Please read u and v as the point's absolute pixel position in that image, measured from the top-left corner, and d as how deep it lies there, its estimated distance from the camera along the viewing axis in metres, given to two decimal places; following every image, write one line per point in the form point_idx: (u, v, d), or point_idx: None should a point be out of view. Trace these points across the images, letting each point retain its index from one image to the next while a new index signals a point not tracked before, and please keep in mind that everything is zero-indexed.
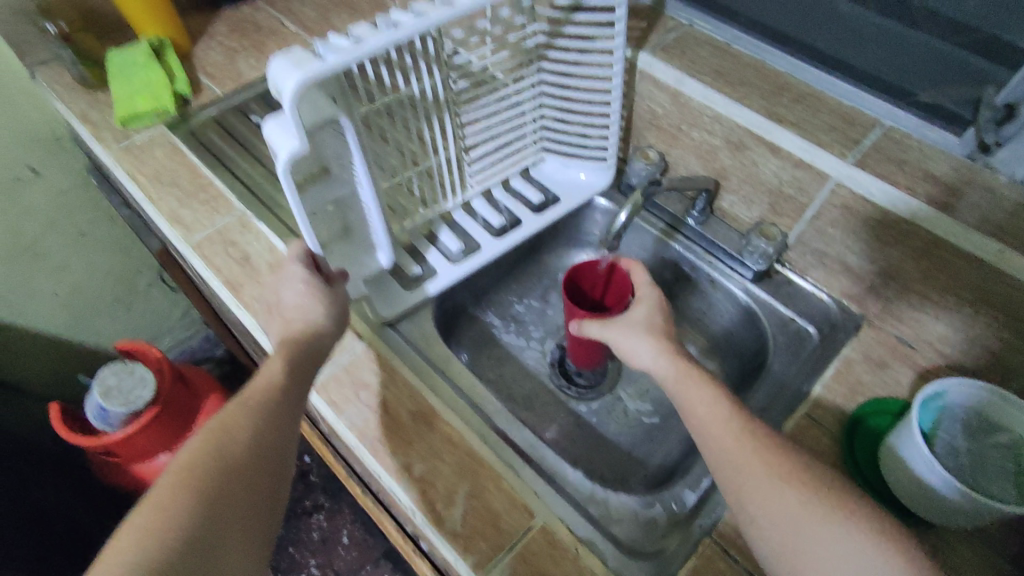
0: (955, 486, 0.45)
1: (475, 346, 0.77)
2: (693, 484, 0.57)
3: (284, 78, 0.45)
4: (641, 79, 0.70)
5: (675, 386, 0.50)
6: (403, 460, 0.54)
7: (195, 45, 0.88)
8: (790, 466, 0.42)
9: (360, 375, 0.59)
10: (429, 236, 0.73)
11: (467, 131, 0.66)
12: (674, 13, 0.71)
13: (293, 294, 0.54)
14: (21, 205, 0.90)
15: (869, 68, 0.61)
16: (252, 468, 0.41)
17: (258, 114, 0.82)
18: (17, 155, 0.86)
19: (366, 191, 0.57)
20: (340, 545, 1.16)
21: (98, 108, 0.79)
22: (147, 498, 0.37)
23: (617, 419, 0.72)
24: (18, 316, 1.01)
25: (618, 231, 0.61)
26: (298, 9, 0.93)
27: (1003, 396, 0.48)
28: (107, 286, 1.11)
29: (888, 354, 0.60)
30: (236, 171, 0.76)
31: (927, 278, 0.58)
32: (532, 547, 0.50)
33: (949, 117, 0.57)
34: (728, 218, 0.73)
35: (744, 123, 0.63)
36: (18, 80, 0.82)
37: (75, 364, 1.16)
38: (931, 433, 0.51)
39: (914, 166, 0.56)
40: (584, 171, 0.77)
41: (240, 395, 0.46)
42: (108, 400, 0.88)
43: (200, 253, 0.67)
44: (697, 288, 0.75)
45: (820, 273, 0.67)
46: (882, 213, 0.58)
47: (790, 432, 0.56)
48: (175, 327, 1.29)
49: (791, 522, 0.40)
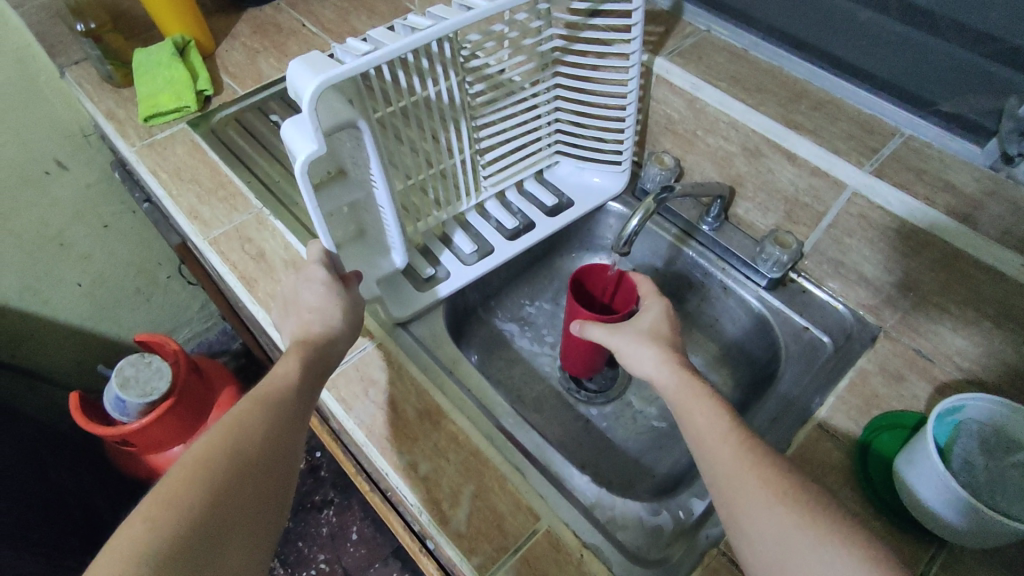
0: (966, 501, 0.44)
1: (485, 347, 0.78)
2: (700, 493, 0.56)
3: (304, 83, 0.45)
4: (657, 83, 0.69)
5: (674, 397, 0.49)
6: (409, 458, 0.55)
7: (219, 45, 0.90)
8: (789, 484, 0.41)
9: (369, 372, 0.60)
10: (443, 237, 0.73)
11: (482, 133, 0.66)
12: (691, 18, 0.71)
13: (313, 295, 0.55)
14: (47, 198, 0.93)
15: (888, 76, 0.60)
16: (263, 466, 0.42)
17: (278, 113, 0.83)
18: (45, 150, 0.89)
19: (382, 194, 0.57)
20: (348, 541, 1.17)
21: (124, 106, 0.81)
22: (159, 488, 0.38)
23: (626, 425, 0.72)
24: (42, 306, 1.04)
25: (630, 237, 0.60)
26: (319, 11, 0.94)
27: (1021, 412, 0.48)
28: (129, 279, 1.14)
29: (903, 366, 0.59)
30: (254, 169, 0.77)
31: (946, 290, 0.56)
32: (536, 550, 0.50)
33: (972, 127, 0.56)
34: (743, 226, 0.72)
35: (760, 129, 0.62)
36: (48, 77, 0.84)
37: (96, 355, 1.19)
38: (947, 448, 0.49)
39: (934, 176, 0.55)
40: (599, 174, 0.78)
41: (255, 392, 0.46)
42: (126, 391, 0.89)
43: (217, 248, 0.68)
44: (710, 295, 0.75)
45: (836, 283, 0.66)
46: (900, 224, 0.57)
47: (801, 444, 0.56)
48: (194, 320, 1.32)
49: (781, 538, 0.39)
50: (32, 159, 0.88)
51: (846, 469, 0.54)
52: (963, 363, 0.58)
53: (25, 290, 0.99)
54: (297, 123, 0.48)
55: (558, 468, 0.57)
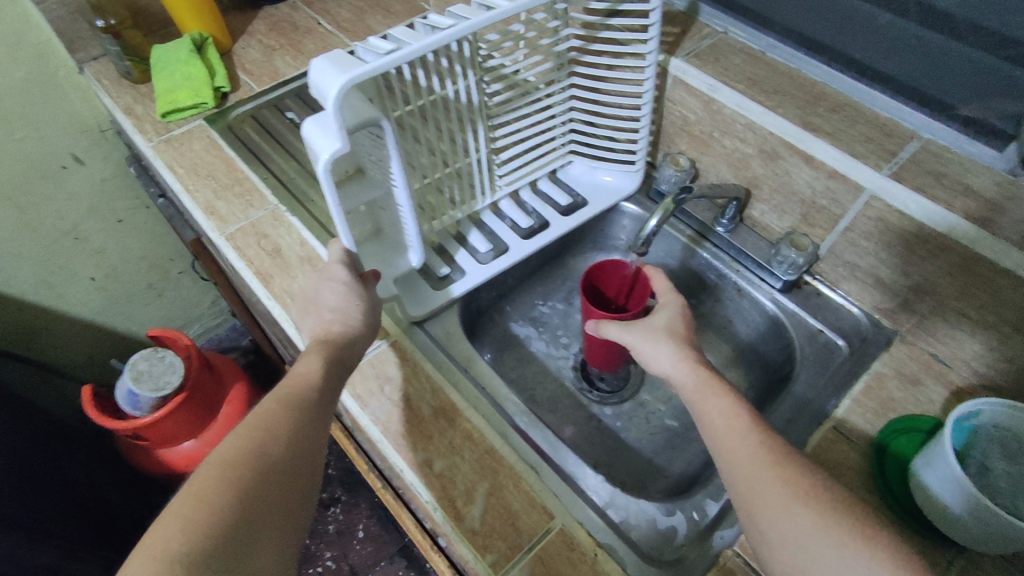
0: (983, 506, 0.44)
1: (498, 346, 0.78)
2: (715, 494, 0.56)
3: (328, 81, 0.45)
4: (673, 84, 0.70)
5: (692, 395, 0.49)
6: (424, 455, 0.55)
7: (236, 43, 0.91)
8: (808, 483, 0.41)
9: (384, 369, 0.60)
10: (457, 236, 0.74)
11: (498, 132, 0.67)
12: (708, 19, 0.71)
13: (333, 295, 0.55)
14: (64, 193, 0.94)
15: (908, 80, 0.60)
16: (288, 464, 0.42)
17: (294, 111, 0.83)
18: (63, 145, 0.89)
19: (400, 192, 0.57)
20: (355, 539, 1.17)
21: (142, 102, 0.82)
22: (188, 488, 0.38)
23: (639, 425, 0.72)
24: (56, 300, 1.05)
25: (648, 237, 0.60)
26: (334, 9, 0.95)
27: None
28: (141, 274, 1.14)
29: (920, 370, 0.59)
30: (270, 166, 0.77)
31: (964, 294, 0.56)
32: (551, 549, 0.50)
33: (992, 133, 0.55)
34: (758, 228, 0.72)
35: (778, 131, 0.62)
36: (67, 72, 0.85)
37: (108, 349, 1.19)
38: (964, 453, 0.49)
39: (954, 179, 0.55)
40: (610, 173, 0.78)
41: (278, 393, 0.47)
42: (139, 385, 0.90)
43: (234, 244, 0.69)
44: (724, 296, 0.75)
45: (852, 286, 0.66)
46: (919, 227, 0.56)
47: (816, 446, 0.56)
48: (204, 315, 1.32)
49: (801, 543, 0.39)
50: (49, 154, 0.89)
51: (863, 472, 0.54)
52: (979, 368, 0.57)
53: (39, 283, 1.00)
54: (319, 122, 0.48)
55: (571, 467, 0.57)
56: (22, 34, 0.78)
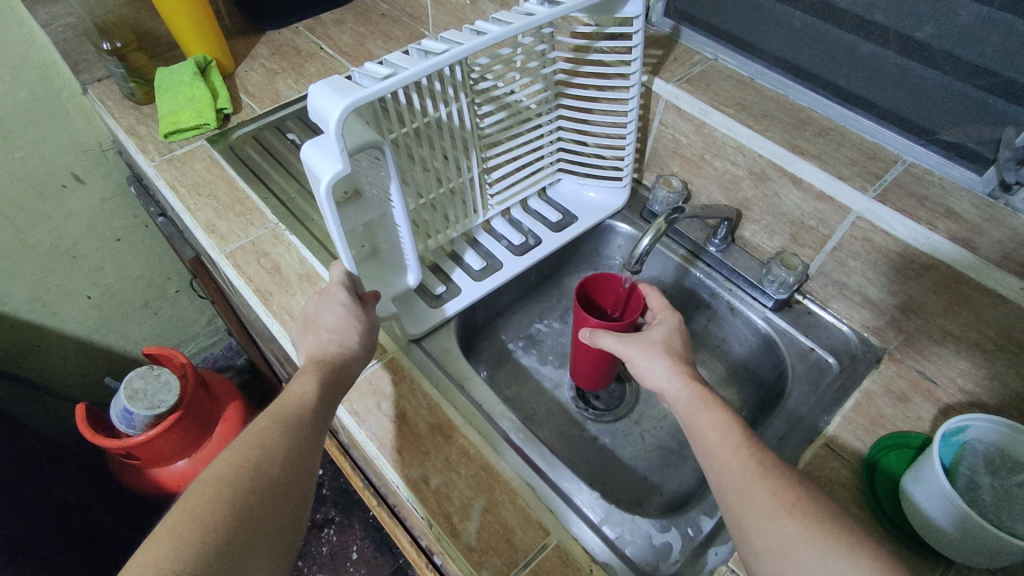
0: (966, 518, 0.44)
1: (493, 363, 0.79)
2: (709, 510, 0.57)
3: (330, 106, 0.46)
4: (666, 108, 0.72)
5: (685, 409, 0.50)
6: (421, 472, 0.55)
7: (239, 66, 0.93)
8: (796, 495, 0.42)
9: (381, 385, 0.61)
10: (453, 255, 0.75)
11: (490, 152, 0.68)
12: (698, 48, 0.74)
13: (333, 316, 0.56)
14: (63, 212, 0.94)
15: (889, 105, 0.61)
16: (281, 483, 0.42)
17: (295, 132, 0.85)
18: (65, 164, 0.91)
19: (398, 212, 0.58)
20: (348, 560, 1.16)
21: (144, 123, 0.83)
22: (182, 505, 0.39)
23: (633, 443, 0.72)
24: (50, 318, 1.05)
25: (641, 256, 0.61)
26: (336, 35, 0.97)
27: (1013, 427, 0.49)
28: (138, 292, 1.15)
29: (908, 388, 0.61)
30: (271, 185, 0.79)
31: (948, 312, 0.57)
32: (547, 565, 0.50)
33: (971, 155, 0.57)
34: (749, 248, 0.74)
35: (767, 155, 0.64)
36: (71, 93, 0.86)
37: (101, 367, 1.19)
38: (953, 468, 0.49)
39: (935, 202, 0.56)
40: (596, 190, 0.80)
41: (274, 412, 0.47)
42: (133, 404, 0.88)
43: (234, 261, 0.69)
44: (718, 315, 0.77)
45: (841, 306, 0.68)
46: (904, 248, 0.58)
47: (808, 463, 0.56)
48: (199, 334, 1.34)
49: (786, 553, 0.39)
50: (50, 173, 0.90)
51: (853, 489, 0.55)
52: (965, 385, 0.59)
53: (33, 302, 1.00)
54: (321, 148, 0.49)
55: (566, 484, 0.57)
56: (26, 55, 0.79)
